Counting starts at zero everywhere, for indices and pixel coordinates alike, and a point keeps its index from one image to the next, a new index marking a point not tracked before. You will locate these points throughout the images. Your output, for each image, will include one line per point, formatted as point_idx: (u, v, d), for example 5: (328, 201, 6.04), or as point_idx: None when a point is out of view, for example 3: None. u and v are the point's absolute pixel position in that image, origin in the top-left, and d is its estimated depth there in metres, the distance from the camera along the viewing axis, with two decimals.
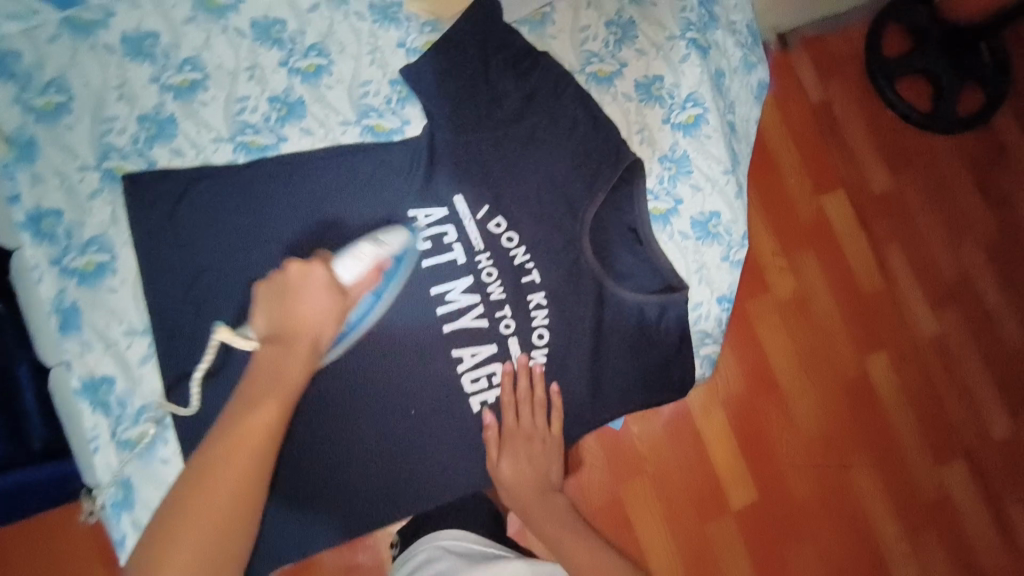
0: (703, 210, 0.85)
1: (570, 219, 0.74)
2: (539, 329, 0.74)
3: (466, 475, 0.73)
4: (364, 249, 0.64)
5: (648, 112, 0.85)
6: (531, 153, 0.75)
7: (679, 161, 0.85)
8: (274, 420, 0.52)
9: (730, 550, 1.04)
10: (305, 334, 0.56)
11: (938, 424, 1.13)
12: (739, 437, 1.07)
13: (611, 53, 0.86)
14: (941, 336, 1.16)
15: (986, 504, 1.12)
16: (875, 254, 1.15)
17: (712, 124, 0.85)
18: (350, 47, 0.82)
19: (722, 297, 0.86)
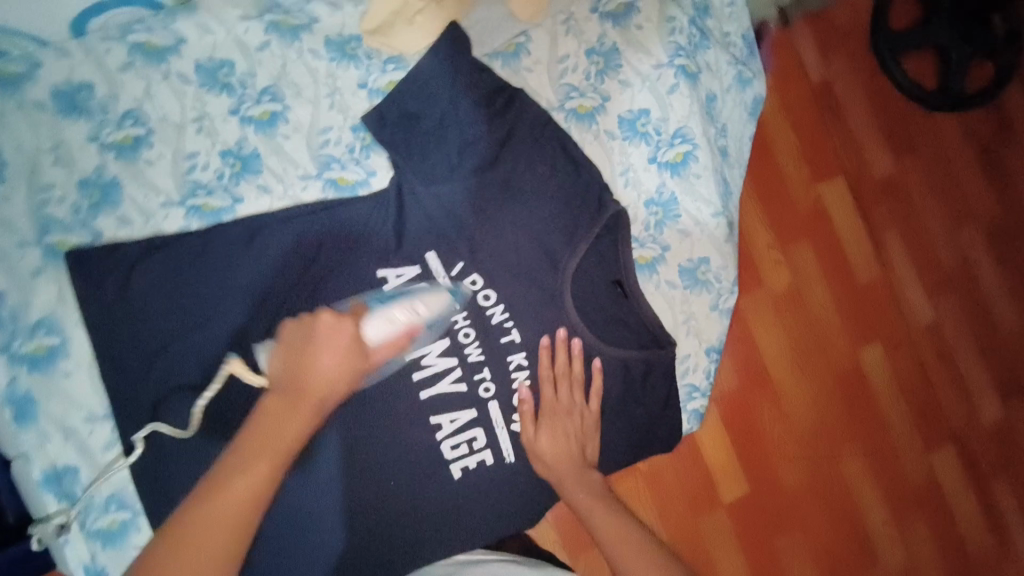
0: (692, 257, 0.85)
1: (549, 273, 0.71)
2: (520, 392, 0.71)
3: (447, 540, 0.69)
4: (399, 314, 0.61)
5: (633, 151, 0.84)
6: (510, 206, 0.72)
7: (666, 204, 0.85)
8: (261, 481, 0.51)
9: (721, 542, 1.05)
10: (310, 397, 0.55)
11: (930, 412, 1.13)
12: (730, 432, 1.07)
13: (593, 86, 0.84)
14: (936, 325, 1.15)
15: (973, 487, 1.15)
16: (873, 246, 1.12)
17: (700, 162, 0.85)
18: (306, 89, 0.79)
19: (712, 347, 0.86)
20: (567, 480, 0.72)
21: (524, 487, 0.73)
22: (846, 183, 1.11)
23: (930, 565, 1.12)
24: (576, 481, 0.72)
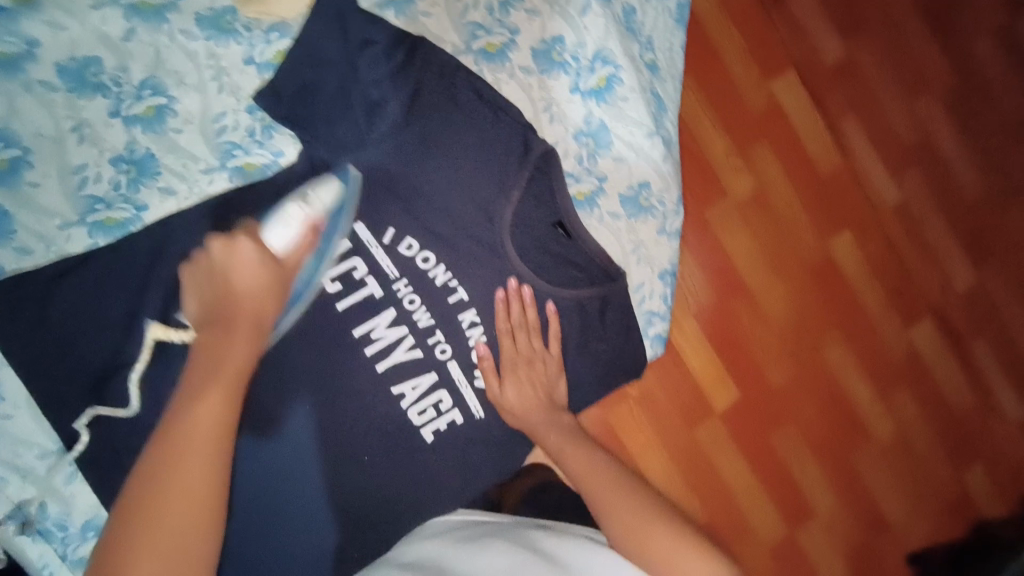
0: (631, 183, 0.84)
1: (486, 227, 0.71)
2: (477, 346, 0.71)
3: (434, 499, 0.70)
4: (291, 212, 0.62)
5: (552, 83, 0.82)
6: (433, 163, 0.69)
7: (596, 133, 0.83)
8: (219, 406, 0.52)
9: (719, 447, 1.10)
10: (229, 311, 0.57)
11: (904, 289, 1.16)
12: (715, 343, 1.09)
13: (498, 20, 0.80)
14: (903, 202, 1.15)
15: (952, 351, 1.19)
16: (833, 135, 1.11)
17: (625, 84, 0.83)
18: (188, 76, 0.74)
19: (664, 271, 0.86)
20: (539, 425, 0.73)
21: (500, 438, 0.74)
22: (797, 72, 1.08)
23: (918, 430, 1.19)
24: (547, 425, 0.74)
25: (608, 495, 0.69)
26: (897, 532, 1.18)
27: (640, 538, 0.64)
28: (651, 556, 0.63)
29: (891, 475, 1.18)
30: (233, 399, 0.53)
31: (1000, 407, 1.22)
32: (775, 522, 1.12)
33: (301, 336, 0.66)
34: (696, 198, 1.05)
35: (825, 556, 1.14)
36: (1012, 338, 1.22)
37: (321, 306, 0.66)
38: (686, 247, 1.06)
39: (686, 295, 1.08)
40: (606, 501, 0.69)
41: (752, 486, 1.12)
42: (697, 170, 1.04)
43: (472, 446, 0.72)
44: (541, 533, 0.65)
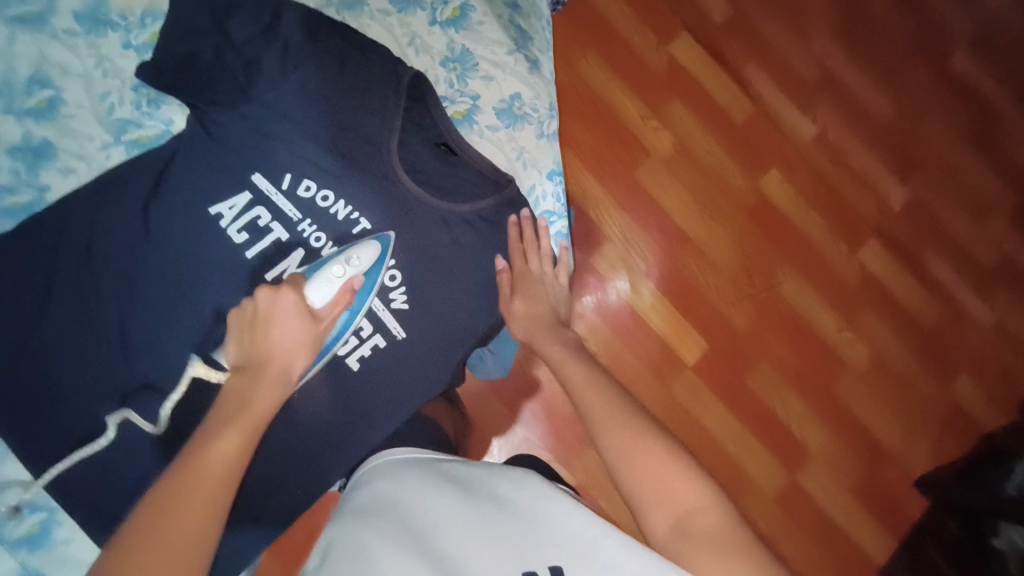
0: (503, 96, 0.85)
1: (375, 156, 0.69)
2: (389, 271, 0.70)
3: (374, 426, 0.71)
4: (335, 271, 0.66)
5: (410, 19, 0.83)
6: (312, 104, 0.68)
7: (461, 58, 0.84)
8: (234, 446, 0.56)
9: (699, 399, 1.10)
10: (275, 364, 0.62)
11: (842, 214, 1.18)
12: (674, 298, 1.11)
13: None
14: (820, 134, 1.19)
15: (905, 266, 1.19)
16: (739, 84, 1.17)
17: (478, 10, 0.84)
18: (72, 66, 0.75)
19: (552, 172, 0.85)
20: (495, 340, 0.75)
21: (434, 364, 0.72)
22: (692, 35, 1.16)
23: (895, 350, 1.16)
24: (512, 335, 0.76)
25: (603, 404, 0.66)
26: (899, 457, 1.13)
27: (629, 453, 0.60)
28: (635, 476, 0.59)
29: (879, 401, 1.14)
30: (247, 445, 0.57)
31: (970, 313, 1.19)
32: (775, 468, 1.10)
33: (220, 290, 0.67)
34: (623, 159, 1.11)
35: (831, 495, 1.11)
36: (964, 242, 1.20)
37: (229, 256, 0.67)
38: (619, 205, 1.11)
39: (633, 253, 1.10)
40: (599, 412, 0.65)
41: (740, 433, 1.10)
42: (615, 132, 1.12)
43: (399, 370, 0.72)
44: (492, 480, 0.60)
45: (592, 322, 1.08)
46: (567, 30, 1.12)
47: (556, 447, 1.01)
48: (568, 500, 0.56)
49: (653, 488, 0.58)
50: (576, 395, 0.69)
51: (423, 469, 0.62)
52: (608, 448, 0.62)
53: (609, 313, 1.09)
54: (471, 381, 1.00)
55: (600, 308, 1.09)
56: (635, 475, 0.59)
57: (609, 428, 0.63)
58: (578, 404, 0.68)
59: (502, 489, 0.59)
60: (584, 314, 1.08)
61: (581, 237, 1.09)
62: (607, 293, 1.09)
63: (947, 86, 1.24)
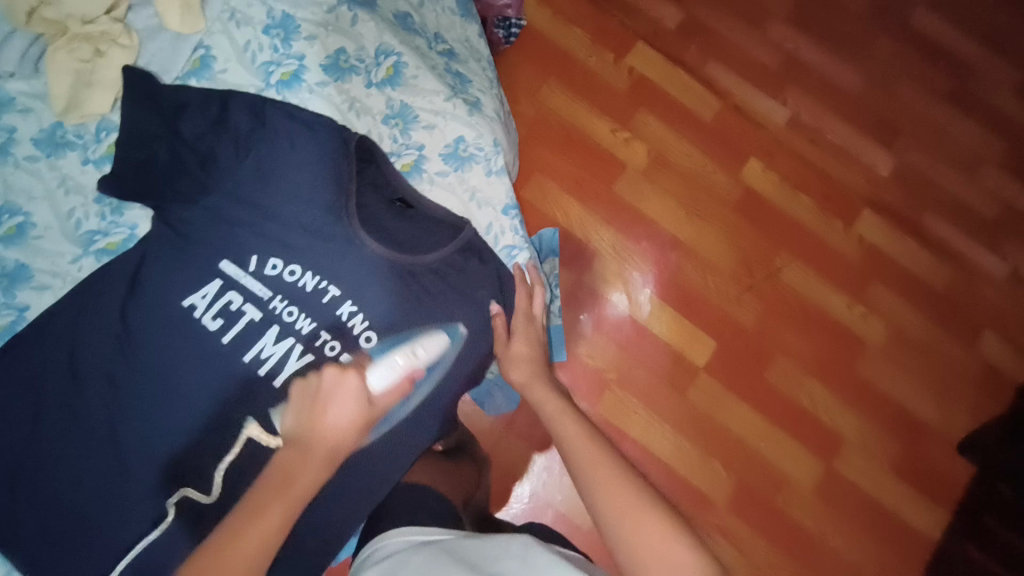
0: (447, 141, 0.81)
1: (335, 223, 0.68)
2: (365, 333, 0.67)
3: (372, 487, 0.68)
4: (398, 361, 0.65)
5: (349, 86, 0.78)
6: (270, 182, 0.68)
7: (401, 113, 0.81)
8: (271, 530, 0.52)
9: (720, 404, 1.06)
10: (323, 445, 0.57)
11: (832, 191, 1.16)
12: (677, 305, 1.09)
13: (286, 53, 0.77)
14: (793, 117, 1.18)
15: (907, 233, 1.15)
16: (703, 84, 1.18)
17: (412, 65, 0.80)
18: (37, 189, 0.76)
19: (506, 206, 0.82)
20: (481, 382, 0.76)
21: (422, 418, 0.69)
22: (648, 45, 1.18)
23: (912, 321, 1.12)
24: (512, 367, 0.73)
25: (594, 453, 0.61)
26: (938, 429, 1.08)
27: (623, 510, 0.54)
28: (630, 538, 0.53)
29: (905, 375, 1.10)
30: (285, 526, 0.53)
31: (982, 269, 1.15)
32: (812, 463, 1.05)
33: (197, 380, 0.64)
34: (600, 175, 1.12)
35: (874, 480, 1.05)
36: (961, 199, 1.17)
37: (205, 344, 0.64)
38: (603, 221, 1.11)
39: (626, 266, 1.10)
40: (591, 461, 0.60)
41: (769, 432, 1.06)
42: (587, 151, 1.13)
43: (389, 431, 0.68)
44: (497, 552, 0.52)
45: (598, 341, 1.07)
46: (524, 64, 1.15)
47: None
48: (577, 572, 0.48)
49: (649, 553, 0.51)
50: (567, 442, 0.63)
51: (429, 553, 0.55)
52: (601, 503, 0.56)
53: (612, 328, 1.07)
54: (482, 419, 0.99)
55: (601, 324, 1.07)
56: (632, 539, 0.53)
57: (605, 481, 0.57)
58: (569, 451, 0.62)
59: (513, 561, 0.50)
60: (589, 335, 1.07)
61: (570, 258, 1.09)
62: (607, 310, 1.08)
63: (912, 49, 1.23)
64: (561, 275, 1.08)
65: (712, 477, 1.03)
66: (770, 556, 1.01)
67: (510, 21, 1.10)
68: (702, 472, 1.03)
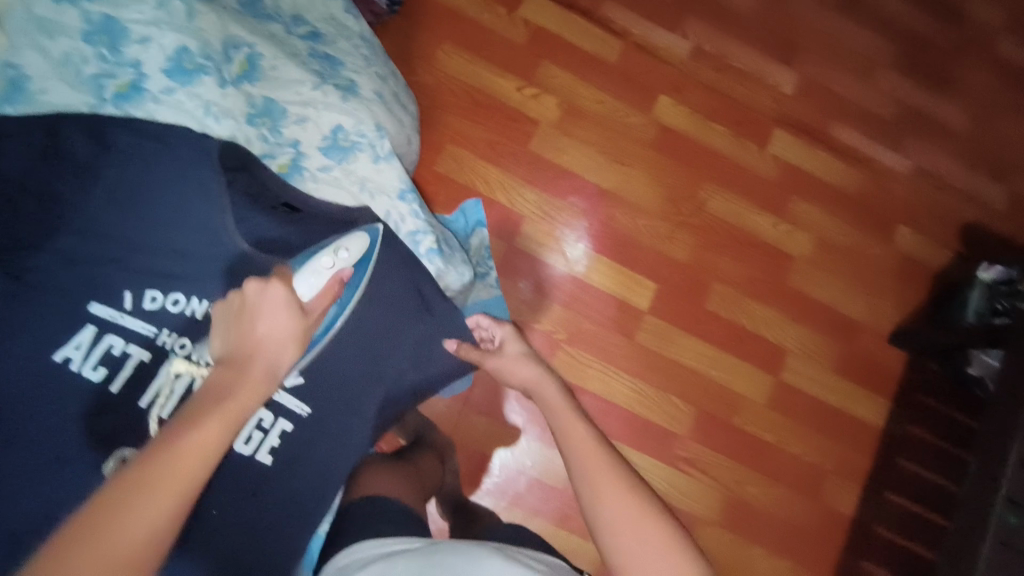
0: (325, 132, 0.75)
1: (213, 241, 0.64)
2: None
3: (314, 508, 0.65)
4: (323, 264, 0.61)
5: (198, 87, 0.67)
6: (128, 210, 0.62)
7: (267, 110, 0.72)
8: (213, 439, 0.48)
9: (669, 341, 1.08)
10: (260, 357, 0.53)
11: (742, 115, 1.17)
12: (612, 254, 1.09)
13: (115, 59, 0.65)
14: (695, 46, 1.17)
15: (817, 145, 1.18)
16: (601, 26, 1.15)
17: (269, 55, 0.72)
18: None
19: (401, 191, 0.79)
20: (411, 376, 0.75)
21: (354, 424, 0.69)
22: None
23: (832, 228, 1.16)
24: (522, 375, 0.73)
25: (596, 460, 0.59)
26: (869, 324, 1.14)
27: (628, 524, 0.54)
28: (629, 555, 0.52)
29: (833, 279, 1.14)
30: (226, 435, 0.49)
31: (887, 167, 1.20)
32: (761, 379, 1.09)
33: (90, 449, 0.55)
34: (514, 136, 1.09)
35: (819, 383, 1.11)
36: (860, 103, 1.21)
37: (90, 403, 0.56)
38: (525, 182, 1.08)
39: (557, 224, 1.08)
40: (589, 468, 0.59)
41: (718, 358, 1.09)
42: (497, 112, 1.09)
43: (319, 446, 0.66)
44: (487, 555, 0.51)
45: (541, 304, 1.06)
46: (416, 33, 1.09)
47: (545, 435, 1.00)
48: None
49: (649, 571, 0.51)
50: (568, 444, 0.62)
51: (411, 559, 0.53)
52: (598, 514, 0.56)
53: (553, 288, 1.06)
54: (439, 403, 0.98)
55: (541, 286, 1.06)
56: (623, 549, 0.53)
57: (601, 489, 0.57)
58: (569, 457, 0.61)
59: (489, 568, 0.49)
60: (531, 300, 1.05)
61: (498, 226, 1.07)
62: (545, 271, 1.07)
63: None
64: (492, 245, 1.05)
65: (671, 412, 1.06)
66: (737, 473, 1.06)
67: None
68: (661, 409, 1.06)
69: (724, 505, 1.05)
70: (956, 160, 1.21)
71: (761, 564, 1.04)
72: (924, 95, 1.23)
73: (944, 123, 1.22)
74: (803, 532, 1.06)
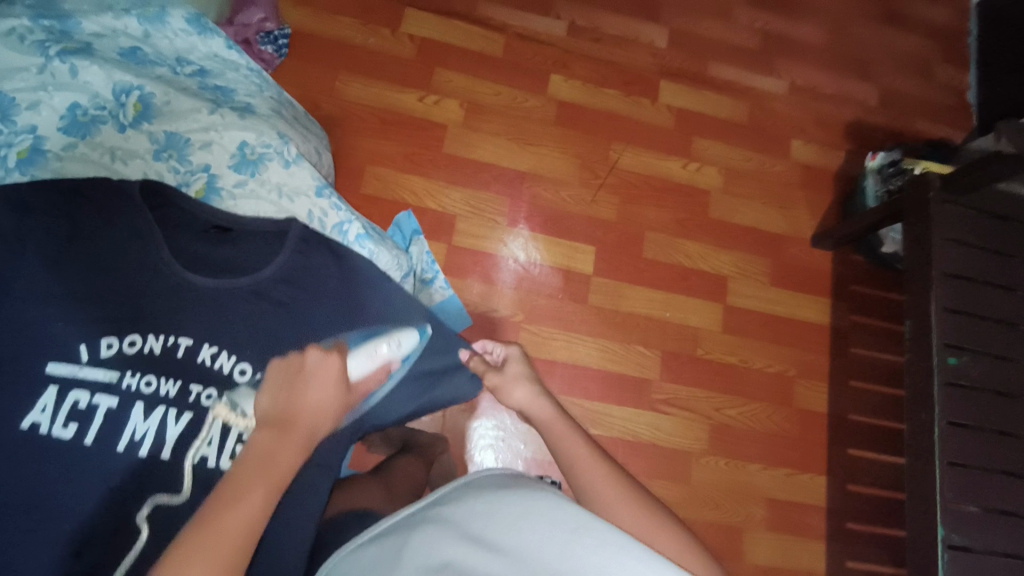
0: (231, 150, 0.79)
1: (151, 275, 0.65)
2: (237, 366, 0.65)
3: (311, 499, 0.68)
4: (380, 350, 0.70)
5: (99, 137, 0.75)
6: (65, 264, 0.64)
7: (171, 143, 0.77)
8: (259, 506, 0.51)
9: (620, 295, 1.13)
10: (305, 422, 0.59)
11: (627, 76, 1.25)
12: (546, 228, 1.14)
13: (12, 130, 0.72)
14: (570, 26, 1.25)
15: (701, 88, 1.28)
16: (480, 25, 1.21)
17: (159, 93, 0.78)
18: None
19: (319, 187, 0.80)
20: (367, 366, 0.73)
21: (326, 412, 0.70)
22: (417, 10, 1.19)
23: (735, 157, 1.25)
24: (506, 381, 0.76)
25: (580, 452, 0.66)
26: (792, 235, 1.23)
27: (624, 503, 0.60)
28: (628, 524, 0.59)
29: (748, 203, 1.23)
30: (269, 507, 0.52)
31: (767, 93, 1.30)
32: (710, 308, 1.16)
33: (72, 497, 0.57)
34: (426, 143, 1.13)
35: (762, 299, 1.19)
36: (728, 43, 1.31)
37: (67, 457, 0.58)
38: (448, 183, 1.12)
39: (489, 214, 1.13)
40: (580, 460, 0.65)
41: (667, 299, 1.15)
42: (405, 125, 1.13)
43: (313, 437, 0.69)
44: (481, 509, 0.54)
45: (490, 291, 1.09)
46: (307, 70, 1.13)
47: None
48: (631, 543, 0.50)
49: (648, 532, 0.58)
50: (558, 444, 0.68)
51: (400, 536, 0.54)
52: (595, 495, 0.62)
53: (501, 274, 1.10)
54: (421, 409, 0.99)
55: (488, 274, 1.10)
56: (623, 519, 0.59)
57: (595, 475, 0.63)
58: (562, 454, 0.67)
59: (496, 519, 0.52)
60: (479, 289, 1.09)
61: (432, 229, 1.10)
62: (487, 260, 1.10)
63: None
64: (432, 249, 1.08)
65: (640, 359, 1.11)
66: (712, 399, 1.12)
67: (274, 34, 1.10)
68: (630, 358, 1.11)
69: (711, 434, 1.10)
70: (824, 73, 1.34)
71: (760, 479, 1.09)
72: (779, 23, 1.35)
73: (805, 44, 1.35)
74: (788, 437, 1.12)
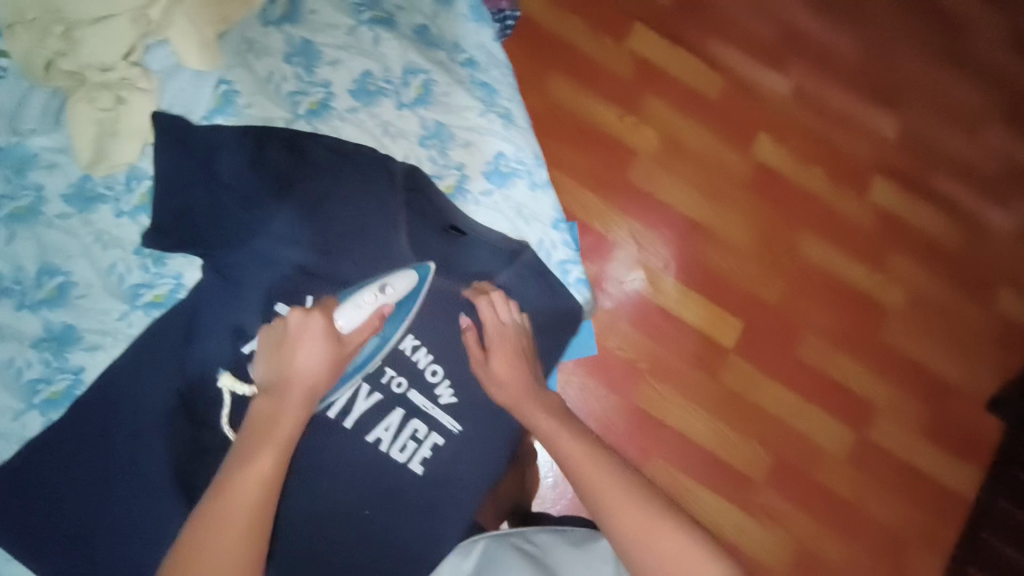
0: (486, 158, 0.88)
1: (393, 256, 0.80)
2: (431, 366, 0.81)
3: (453, 490, 0.80)
4: (364, 298, 0.69)
5: (377, 109, 0.85)
6: (324, 227, 0.79)
7: (437, 133, 0.87)
8: (266, 472, 0.59)
9: (753, 385, 1.06)
10: (296, 383, 0.64)
11: (840, 160, 1.15)
12: (702, 288, 1.08)
13: (310, 82, 0.84)
14: (796, 90, 1.16)
15: (917, 198, 1.15)
16: (704, 62, 1.15)
17: (441, 82, 0.88)
18: (72, 249, 0.77)
19: (554, 220, 0.90)
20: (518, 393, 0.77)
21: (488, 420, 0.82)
22: (647, 28, 1.15)
23: (928, 285, 1.12)
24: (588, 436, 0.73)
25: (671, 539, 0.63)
26: (964, 389, 1.09)
27: None
28: None
29: (927, 339, 1.10)
30: (279, 465, 0.60)
31: (991, 226, 1.15)
32: (844, 433, 1.06)
33: None
34: (613, 165, 1.11)
35: (905, 445, 1.07)
36: (967, 158, 1.16)
37: None
38: (620, 212, 1.09)
39: (649, 255, 1.08)
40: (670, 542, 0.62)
41: (804, 407, 1.06)
42: (599, 141, 1.11)
43: (463, 457, 0.81)
44: None
45: (624, 331, 1.06)
46: (524, 60, 1.13)
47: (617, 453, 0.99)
48: None
49: None
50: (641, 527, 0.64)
51: None
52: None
53: (642, 319, 1.06)
54: None
55: (627, 315, 1.06)
56: None
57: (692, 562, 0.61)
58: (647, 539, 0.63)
59: None
60: (614, 325, 1.06)
61: (590, 251, 1.08)
62: (631, 300, 1.07)
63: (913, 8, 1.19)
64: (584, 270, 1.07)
65: (751, 456, 1.04)
66: (812, 527, 1.03)
67: (505, 14, 1.04)
68: (741, 452, 1.04)
69: (797, 562, 1.02)
70: None
71: None
72: None
73: None
74: None
